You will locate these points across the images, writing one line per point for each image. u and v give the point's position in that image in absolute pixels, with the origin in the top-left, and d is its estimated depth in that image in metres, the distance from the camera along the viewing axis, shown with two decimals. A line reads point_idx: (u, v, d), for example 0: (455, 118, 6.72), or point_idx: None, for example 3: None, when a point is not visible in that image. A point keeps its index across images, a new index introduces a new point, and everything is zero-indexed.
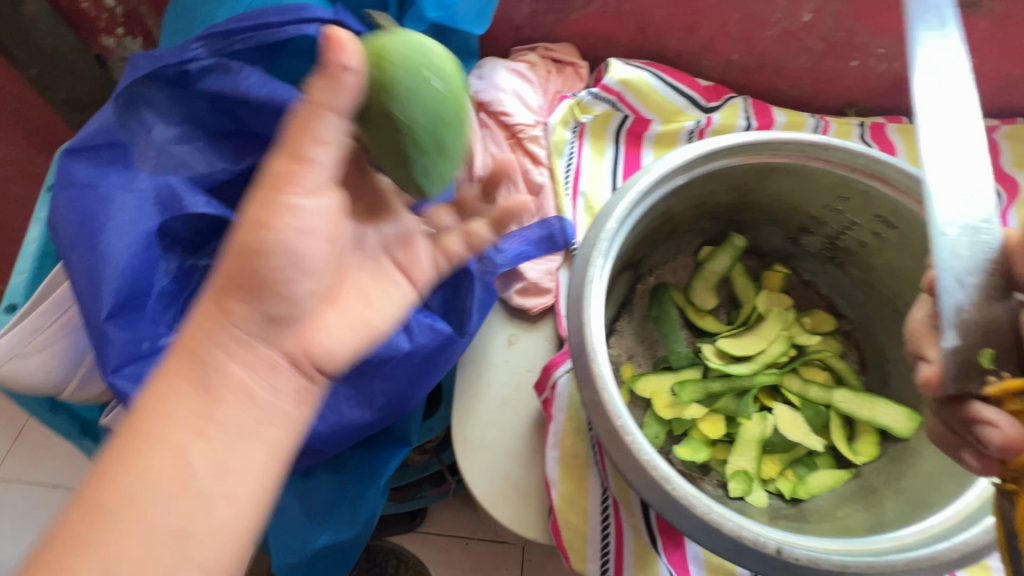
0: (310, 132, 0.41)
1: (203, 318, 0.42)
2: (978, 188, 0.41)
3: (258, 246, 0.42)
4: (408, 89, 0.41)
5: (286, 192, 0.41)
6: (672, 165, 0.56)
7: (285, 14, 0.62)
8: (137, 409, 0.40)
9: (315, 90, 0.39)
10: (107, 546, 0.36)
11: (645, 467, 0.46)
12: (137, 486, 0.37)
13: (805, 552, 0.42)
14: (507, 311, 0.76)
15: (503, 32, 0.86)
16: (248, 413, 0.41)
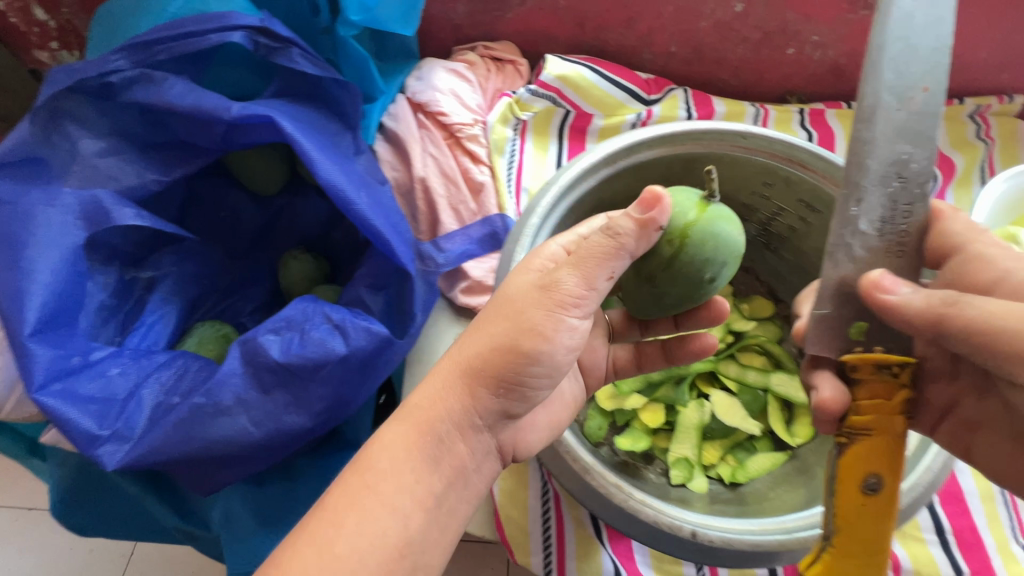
0: (607, 268, 0.43)
1: (449, 395, 0.43)
2: (920, 157, 0.41)
3: (526, 350, 0.43)
4: (689, 240, 0.45)
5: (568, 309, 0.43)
6: (595, 160, 0.58)
7: (206, 23, 0.62)
8: (360, 467, 0.41)
9: (616, 227, 0.43)
10: (339, 547, 0.38)
11: (569, 462, 0.48)
12: (381, 500, 0.40)
13: (718, 534, 0.45)
14: (454, 310, 0.76)
15: (443, 32, 0.86)
16: (457, 484, 0.44)
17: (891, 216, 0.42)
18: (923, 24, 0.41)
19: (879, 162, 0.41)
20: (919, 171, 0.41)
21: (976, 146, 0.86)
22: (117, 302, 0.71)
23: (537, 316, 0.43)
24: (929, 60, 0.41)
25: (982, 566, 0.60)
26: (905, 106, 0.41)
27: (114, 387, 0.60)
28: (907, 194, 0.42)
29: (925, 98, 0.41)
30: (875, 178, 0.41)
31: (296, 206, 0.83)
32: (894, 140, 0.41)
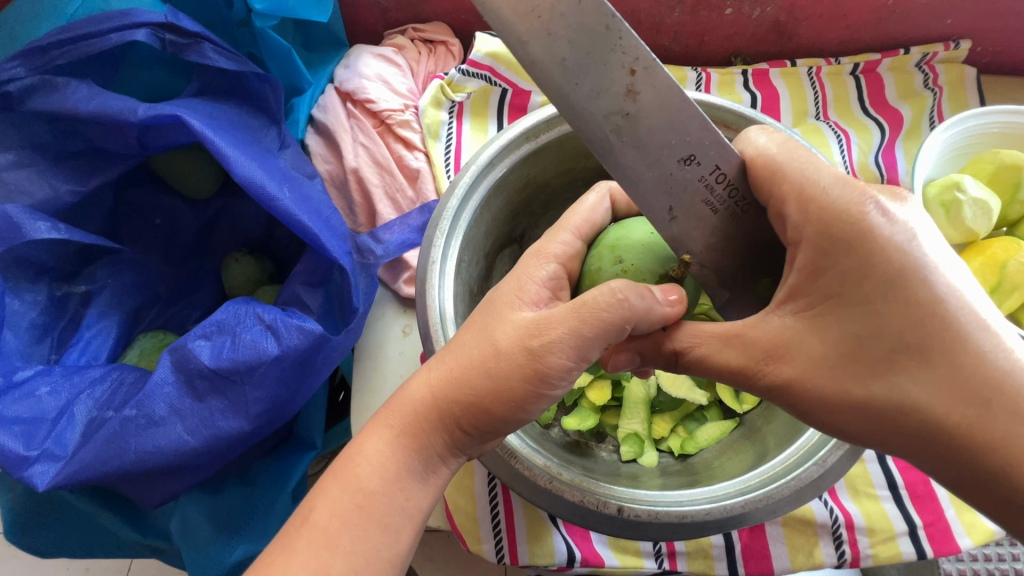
0: (602, 340, 0.42)
1: (406, 427, 0.45)
2: (688, 139, 0.39)
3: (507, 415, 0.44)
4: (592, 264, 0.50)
5: (556, 385, 0.43)
6: (513, 137, 0.57)
7: (108, 22, 0.60)
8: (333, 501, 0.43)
9: (626, 294, 0.41)
10: None
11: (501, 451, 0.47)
12: (372, 518, 0.43)
13: (644, 508, 0.45)
14: (401, 302, 0.73)
15: (372, 17, 0.84)
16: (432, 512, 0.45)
17: (710, 195, 0.41)
18: (571, 35, 0.35)
19: (658, 174, 0.39)
20: (699, 142, 0.39)
21: (922, 96, 0.84)
22: (48, 320, 0.68)
23: (518, 387, 0.43)
24: (618, 54, 0.36)
25: (934, 517, 0.61)
26: (636, 117, 0.37)
27: (44, 406, 0.58)
28: (705, 169, 0.40)
29: (648, 93, 0.37)
30: (670, 193, 0.40)
31: (233, 207, 0.79)
32: (658, 148, 0.38)
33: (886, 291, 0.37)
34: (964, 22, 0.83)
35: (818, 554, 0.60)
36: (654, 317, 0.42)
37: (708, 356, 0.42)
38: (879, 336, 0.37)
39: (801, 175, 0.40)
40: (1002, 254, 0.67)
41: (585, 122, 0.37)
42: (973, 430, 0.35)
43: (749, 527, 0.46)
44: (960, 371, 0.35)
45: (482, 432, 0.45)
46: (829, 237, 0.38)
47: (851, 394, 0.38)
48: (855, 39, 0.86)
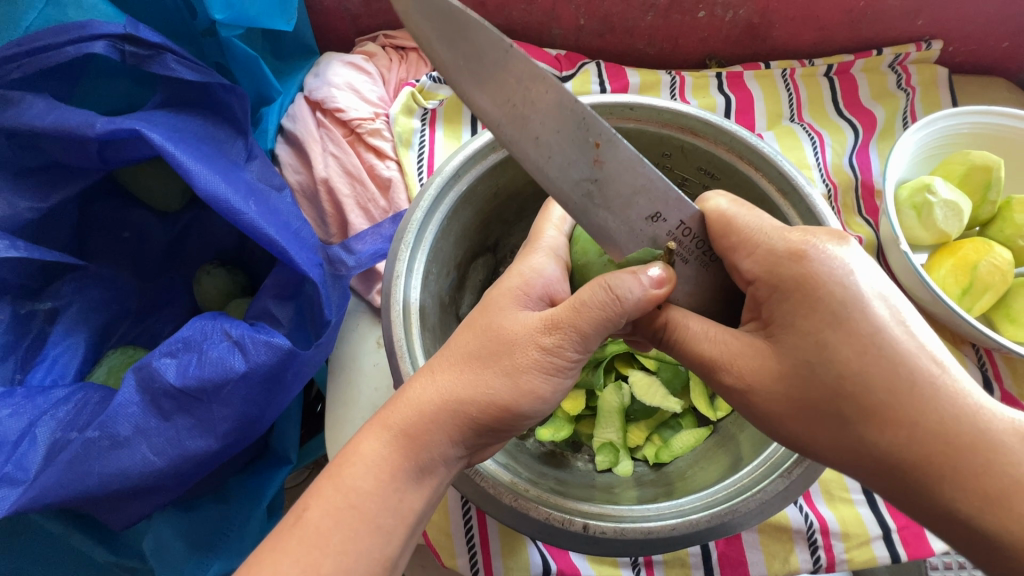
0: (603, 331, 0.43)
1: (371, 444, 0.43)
2: (654, 201, 0.42)
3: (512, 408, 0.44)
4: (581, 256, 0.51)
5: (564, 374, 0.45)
6: (479, 146, 0.56)
7: (65, 34, 0.59)
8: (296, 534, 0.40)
9: (622, 287, 0.41)
10: None
11: (471, 475, 0.48)
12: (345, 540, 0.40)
13: (610, 525, 0.46)
14: (376, 313, 0.72)
15: (342, 24, 0.83)
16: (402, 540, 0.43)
17: (677, 245, 0.45)
18: (537, 118, 0.37)
19: (628, 232, 0.42)
20: (664, 201, 0.42)
21: (896, 97, 0.84)
22: (13, 338, 0.66)
23: (533, 380, 0.43)
24: (580, 132, 0.37)
25: (909, 520, 0.61)
26: (604, 184, 0.40)
27: (4, 429, 0.57)
28: (670, 224, 0.44)
29: (613, 163, 0.39)
30: (639, 246, 0.43)
31: (206, 218, 0.77)
32: (626, 208, 0.41)
33: (833, 322, 0.39)
34: (936, 22, 0.83)
35: (794, 560, 0.60)
36: (636, 304, 0.42)
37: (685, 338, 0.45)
38: (829, 362, 0.39)
39: (751, 223, 0.43)
40: (973, 255, 0.67)
41: (560, 194, 0.40)
42: (904, 454, 0.37)
43: (723, 537, 0.47)
44: (896, 398, 0.37)
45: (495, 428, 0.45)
46: (775, 275, 0.41)
47: (801, 407, 0.41)
48: (829, 40, 0.86)
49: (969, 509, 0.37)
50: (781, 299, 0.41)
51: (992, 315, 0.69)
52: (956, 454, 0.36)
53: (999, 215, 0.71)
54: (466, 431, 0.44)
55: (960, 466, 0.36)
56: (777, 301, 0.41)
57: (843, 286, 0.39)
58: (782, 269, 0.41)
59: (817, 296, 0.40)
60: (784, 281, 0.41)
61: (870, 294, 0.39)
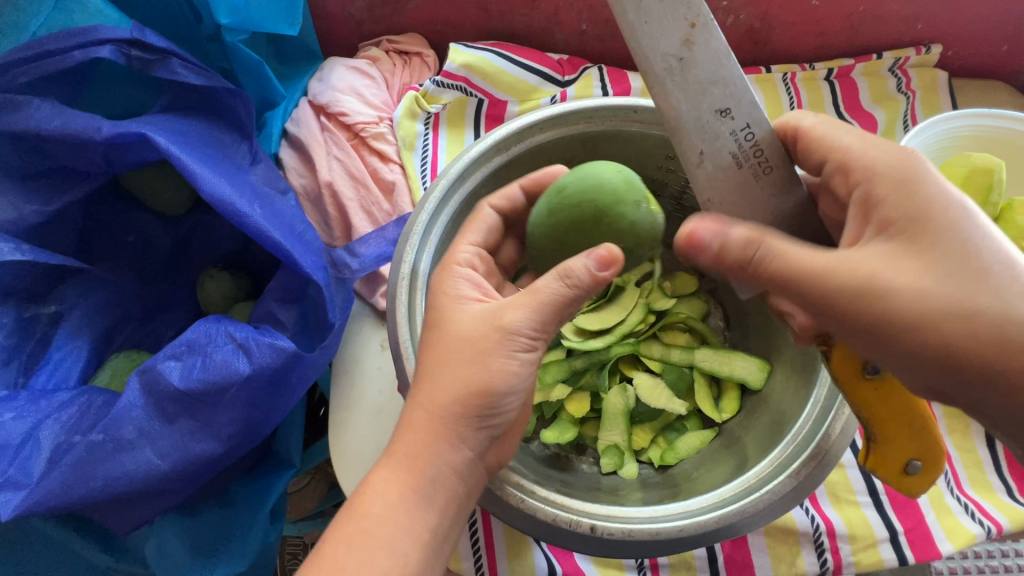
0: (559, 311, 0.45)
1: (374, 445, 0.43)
2: (727, 93, 0.40)
3: (485, 385, 0.44)
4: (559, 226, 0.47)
5: (519, 351, 0.44)
6: (483, 149, 0.56)
7: (71, 39, 0.60)
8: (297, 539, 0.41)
9: (571, 270, 0.43)
10: None
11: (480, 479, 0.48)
12: (377, 542, 0.41)
13: (617, 526, 0.46)
14: (379, 317, 0.72)
15: (346, 29, 0.83)
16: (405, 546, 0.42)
17: (740, 152, 0.41)
18: None
19: (696, 121, 0.40)
20: (738, 100, 0.40)
21: (896, 100, 0.85)
22: (17, 342, 0.65)
23: (494, 357, 0.44)
24: (682, 7, 0.38)
25: (915, 522, 0.61)
26: (689, 62, 0.39)
27: (8, 433, 0.57)
28: (739, 126, 0.41)
29: (703, 47, 0.39)
30: (702, 137, 0.40)
31: (209, 222, 0.77)
32: (700, 94, 0.40)
33: (961, 211, 0.37)
34: (935, 26, 0.84)
35: (801, 563, 0.60)
36: (586, 280, 0.43)
37: (787, 257, 0.39)
38: (968, 251, 0.36)
39: (847, 134, 0.41)
40: None
41: (643, 60, 0.39)
42: None
43: (730, 538, 0.48)
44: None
45: (499, 414, 0.45)
46: (889, 174, 0.38)
47: (953, 307, 0.36)
48: (829, 45, 0.87)
49: None
50: (909, 194, 0.37)
51: None
52: None
53: (1001, 217, 0.71)
54: (461, 420, 0.44)
55: None
56: (900, 199, 0.38)
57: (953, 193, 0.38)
58: (897, 168, 0.38)
59: (939, 193, 0.37)
60: (909, 174, 0.38)
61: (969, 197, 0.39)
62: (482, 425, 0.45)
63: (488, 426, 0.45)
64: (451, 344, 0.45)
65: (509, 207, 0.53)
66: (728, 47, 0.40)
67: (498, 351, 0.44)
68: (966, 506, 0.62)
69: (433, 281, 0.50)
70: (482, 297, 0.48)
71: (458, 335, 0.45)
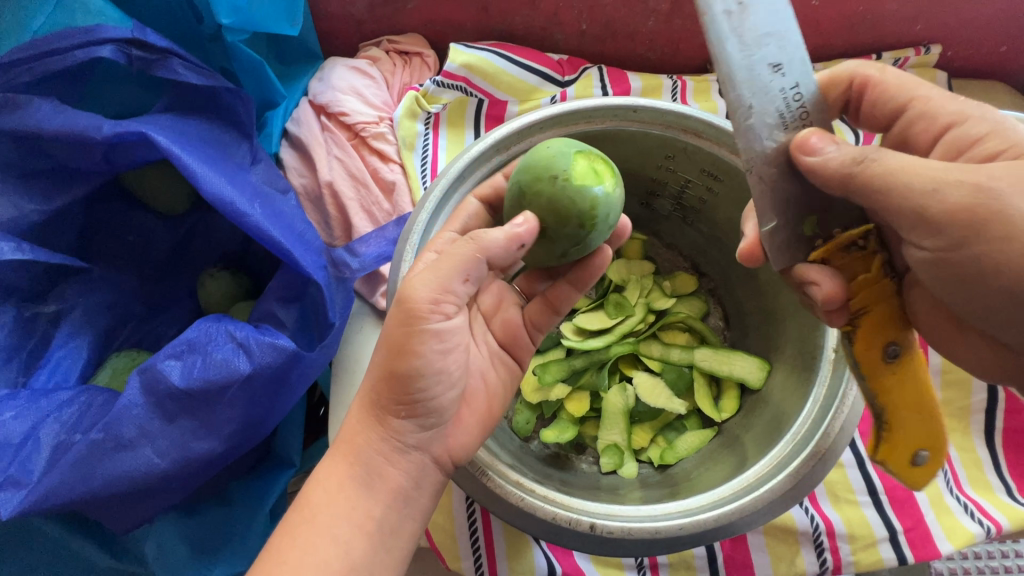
0: (460, 271, 0.44)
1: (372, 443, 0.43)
2: (780, 45, 0.38)
3: (397, 369, 0.44)
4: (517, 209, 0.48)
5: (427, 319, 0.44)
6: (483, 149, 0.56)
7: (72, 39, 0.60)
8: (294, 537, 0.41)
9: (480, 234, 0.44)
10: None
11: (481, 478, 0.48)
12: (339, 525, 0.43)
13: (617, 525, 0.46)
14: (380, 317, 0.72)
15: (346, 29, 0.83)
16: None
17: (785, 110, 0.39)
18: None
19: (750, 70, 0.37)
20: (789, 56, 0.38)
21: None
22: (17, 341, 0.65)
23: (396, 329, 0.44)
24: None
25: (915, 522, 0.61)
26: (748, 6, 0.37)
27: (8, 432, 0.57)
28: (787, 83, 0.39)
29: None
30: (754, 88, 0.38)
31: (210, 221, 0.77)
32: (754, 44, 0.37)
33: None
34: (934, 27, 0.84)
35: (800, 562, 0.60)
36: (495, 244, 0.43)
37: (892, 172, 0.38)
38: None
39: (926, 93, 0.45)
40: None
41: (703, 2, 0.36)
42: None
43: (729, 537, 0.48)
44: None
45: (417, 398, 0.45)
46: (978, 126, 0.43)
47: None
48: (829, 45, 0.87)
49: None
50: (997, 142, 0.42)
51: None
52: None
53: None
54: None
55: None
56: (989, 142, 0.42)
57: None
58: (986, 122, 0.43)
59: None
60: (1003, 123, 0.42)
61: None
62: (398, 411, 0.45)
63: (408, 414, 0.46)
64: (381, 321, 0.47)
65: (492, 193, 0.55)
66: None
67: (403, 328, 0.44)
68: (966, 506, 0.62)
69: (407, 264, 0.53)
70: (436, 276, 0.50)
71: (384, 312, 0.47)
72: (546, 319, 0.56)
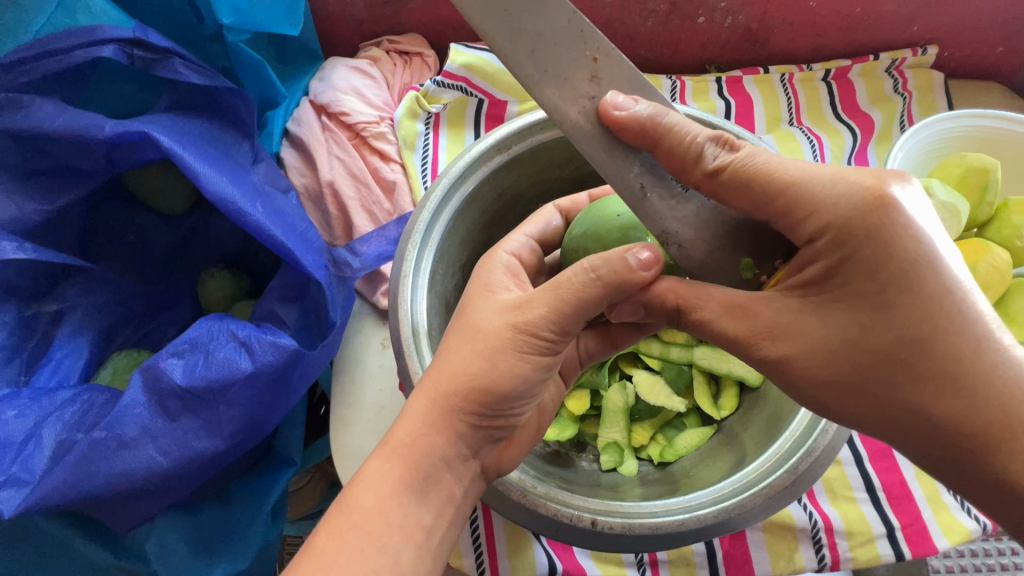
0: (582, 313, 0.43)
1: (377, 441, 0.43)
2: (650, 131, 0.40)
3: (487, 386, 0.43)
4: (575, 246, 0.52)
5: (539, 354, 0.44)
6: (484, 149, 0.57)
7: (75, 38, 0.60)
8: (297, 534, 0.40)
9: (604, 266, 0.42)
10: None
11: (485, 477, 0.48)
12: (368, 531, 0.40)
13: (618, 521, 0.47)
14: (380, 315, 0.72)
15: (346, 29, 0.84)
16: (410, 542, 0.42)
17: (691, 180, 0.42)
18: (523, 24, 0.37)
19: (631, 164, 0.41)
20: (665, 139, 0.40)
21: (893, 101, 0.85)
22: (18, 340, 0.65)
23: (509, 360, 0.43)
24: (580, 43, 0.39)
25: (912, 518, 0.62)
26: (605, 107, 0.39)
27: (10, 430, 0.57)
28: None
29: (610, 79, 0.40)
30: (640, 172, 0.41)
31: (211, 221, 0.77)
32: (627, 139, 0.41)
33: (900, 284, 0.35)
34: (930, 28, 0.85)
35: (798, 559, 0.61)
36: (629, 281, 0.42)
37: (711, 324, 0.41)
38: (905, 325, 0.35)
39: (819, 185, 0.37)
40: (972, 256, 0.66)
41: (559, 116, 0.40)
42: (960, 422, 0.35)
43: (728, 533, 0.48)
44: (933, 363, 0.35)
45: (504, 415, 0.45)
46: (847, 229, 0.36)
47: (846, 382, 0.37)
48: (827, 46, 0.88)
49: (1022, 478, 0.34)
50: (874, 254, 0.35)
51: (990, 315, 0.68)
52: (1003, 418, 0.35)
53: (996, 216, 0.71)
54: (464, 394, 0.43)
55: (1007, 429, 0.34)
56: (862, 259, 0.36)
57: (919, 243, 0.35)
58: (863, 220, 0.36)
59: (902, 256, 0.35)
60: (874, 231, 0.35)
61: (937, 249, 0.35)
62: (482, 424, 0.44)
63: (488, 426, 0.45)
64: (458, 335, 0.45)
65: (572, 207, 0.59)
66: (634, 69, 0.41)
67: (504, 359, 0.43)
68: (962, 502, 0.63)
69: (478, 265, 0.51)
70: (516, 288, 0.49)
71: (471, 325, 0.45)
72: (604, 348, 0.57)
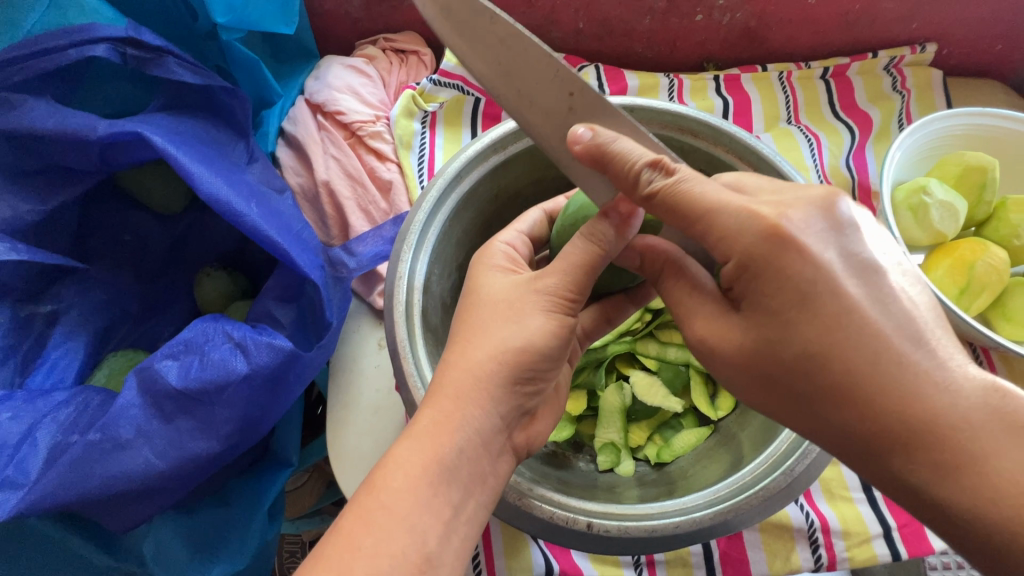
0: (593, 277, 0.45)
1: None
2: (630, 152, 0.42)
3: None
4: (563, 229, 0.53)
5: (564, 315, 0.45)
6: (480, 149, 0.57)
7: (67, 37, 0.59)
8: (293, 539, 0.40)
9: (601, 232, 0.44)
10: None
11: None
12: (363, 519, 0.39)
13: (612, 524, 0.47)
14: (377, 315, 0.72)
15: (342, 27, 0.83)
16: None
17: None
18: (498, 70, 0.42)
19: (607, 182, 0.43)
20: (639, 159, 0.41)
21: (891, 99, 0.85)
22: (13, 341, 0.65)
23: (538, 321, 0.45)
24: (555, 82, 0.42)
25: (909, 518, 0.62)
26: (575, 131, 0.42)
27: (4, 432, 0.56)
28: None
29: (590, 110, 0.42)
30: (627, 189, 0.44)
31: (206, 220, 0.77)
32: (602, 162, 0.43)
33: (799, 304, 0.35)
34: (930, 25, 0.84)
35: (795, 559, 0.61)
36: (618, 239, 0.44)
37: (705, 326, 0.41)
38: (802, 343, 0.35)
39: (725, 210, 0.37)
40: (970, 254, 0.65)
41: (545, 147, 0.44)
42: (861, 428, 0.34)
43: (725, 535, 0.48)
44: (831, 377, 0.35)
45: (536, 381, 0.46)
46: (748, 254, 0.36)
47: (765, 382, 0.38)
48: (824, 44, 0.87)
49: (924, 481, 0.33)
50: (769, 275, 0.35)
51: (988, 314, 0.68)
52: (904, 426, 0.33)
53: (994, 215, 0.70)
54: (457, 397, 0.44)
55: (912, 437, 0.33)
56: (763, 279, 0.36)
57: (816, 266, 0.35)
58: (759, 245, 0.35)
59: (799, 277, 0.35)
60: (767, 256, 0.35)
61: (837, 269, 0.35)
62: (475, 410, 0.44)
63: (523, 391, 0.46)
64: (480, 308, 0.47)
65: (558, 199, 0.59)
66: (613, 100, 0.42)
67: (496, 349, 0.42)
68: None
69: (478, 249, 0.53)
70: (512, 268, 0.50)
71: (490, 298, 0.47)
72: (598, 328, 0.55)
